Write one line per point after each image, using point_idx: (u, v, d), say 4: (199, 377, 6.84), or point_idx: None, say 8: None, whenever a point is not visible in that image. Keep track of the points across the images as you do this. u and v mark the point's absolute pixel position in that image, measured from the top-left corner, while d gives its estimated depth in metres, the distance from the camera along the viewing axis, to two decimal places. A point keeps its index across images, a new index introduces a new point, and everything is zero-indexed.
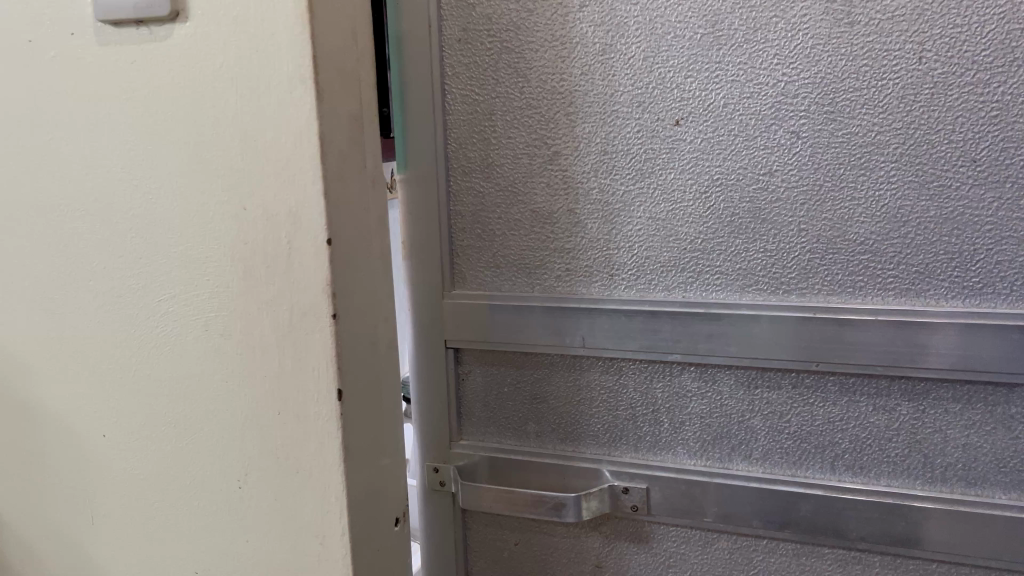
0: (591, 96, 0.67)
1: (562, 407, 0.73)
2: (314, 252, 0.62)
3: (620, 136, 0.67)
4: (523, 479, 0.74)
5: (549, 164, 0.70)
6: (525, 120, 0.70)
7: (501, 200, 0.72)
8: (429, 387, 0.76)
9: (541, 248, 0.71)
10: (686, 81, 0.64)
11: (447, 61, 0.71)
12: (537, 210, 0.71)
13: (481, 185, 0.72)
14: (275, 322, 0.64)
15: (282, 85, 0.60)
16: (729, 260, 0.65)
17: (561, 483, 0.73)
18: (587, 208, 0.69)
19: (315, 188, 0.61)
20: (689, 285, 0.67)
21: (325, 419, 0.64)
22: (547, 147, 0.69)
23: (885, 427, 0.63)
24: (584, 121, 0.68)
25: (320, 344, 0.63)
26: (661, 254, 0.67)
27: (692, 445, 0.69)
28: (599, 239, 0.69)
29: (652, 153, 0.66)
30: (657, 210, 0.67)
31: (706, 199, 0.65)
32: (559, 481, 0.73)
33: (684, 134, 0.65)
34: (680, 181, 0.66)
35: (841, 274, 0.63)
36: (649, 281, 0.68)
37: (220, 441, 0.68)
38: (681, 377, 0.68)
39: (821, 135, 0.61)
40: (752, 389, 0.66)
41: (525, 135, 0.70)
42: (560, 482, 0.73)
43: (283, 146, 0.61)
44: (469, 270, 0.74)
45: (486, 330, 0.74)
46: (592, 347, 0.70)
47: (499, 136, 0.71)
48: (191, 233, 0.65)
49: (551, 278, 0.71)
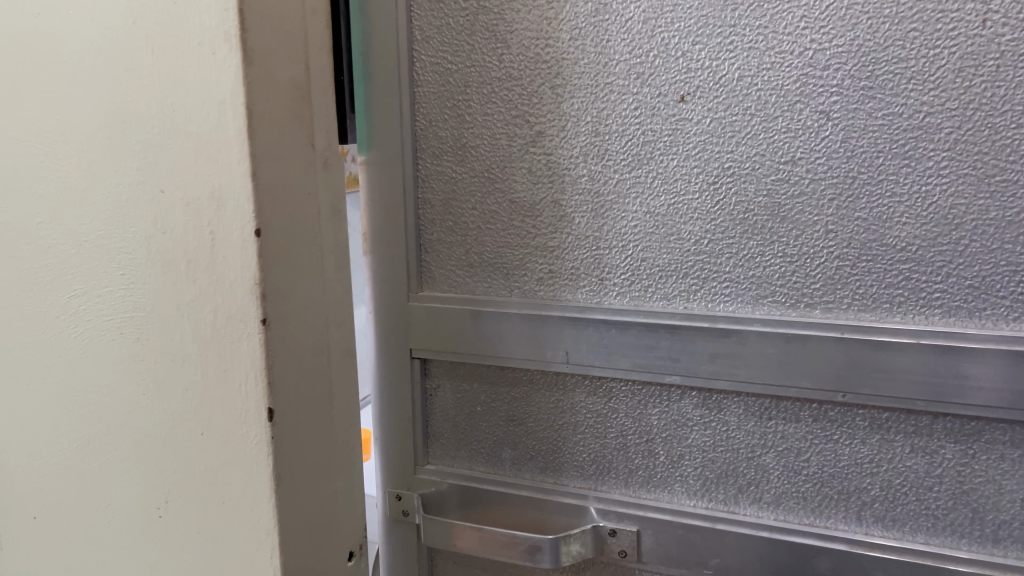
0: (581, 67, 0.56)
1: (542, 431, 0.62)
2: (240, 246, 0.52)
3: (614, 114, 0.56)
4: (499, 519, 0.64)
5: (531, 147, 0.59)
6: (504, 94, 0.59)
7: (476, 187, 0.61)
8: (392, 404, 0.66)
9: (521, 246, 0.61)
10: (694, 48, 0.53)
11: (416, 24, 0.61)
12: (517, 201, 0.60)
13: (453, 169, 0.62)
14: (199, 327, 0.54)
15: (201, 43, 0.50)
16: (741, 265, 0.54)
17: (539, 521, 0.63)
18: (574, 200, 0.58)
19: (242, 169, 0.51)
20: (693, 294, 0.56)
21: (254, 442, 0.54)
22: (530, 126, 0.59)
23: (925, 473, 0.52)
24: (572, 97, 0.57)
25: (249, 354, 0.53)
26: (660, 257, 0.56)
27: (692, 484, 0.58)
28: (588, 239, 0.58)
29: (651, 135, 0.55)
30: (656, 204, 0.56)
31: (715, 192, 0.54)
32: (537, 519, 0.63)
33: (690, 112, 0.54)
34: (684, 170, 0.55)
35: (876, 287, 0.51)
36: (645, 287, 0.57)
37: (138, 462, 0.58)
38: (680, 404, 0.57)
39: (856, 114, 0.50)
40: (765, 421, 0.55)
41: (505, 112, 0.59)
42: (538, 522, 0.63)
43: (205, 117, 0.51)
44: (439, 269, 0.64)
45: (457, 339, 0.63)
46: (577, 364, 0.59)
47: (473, 113, 0.61)
48: (103, 219, 0.56)
49: (532, 281, 0.61)
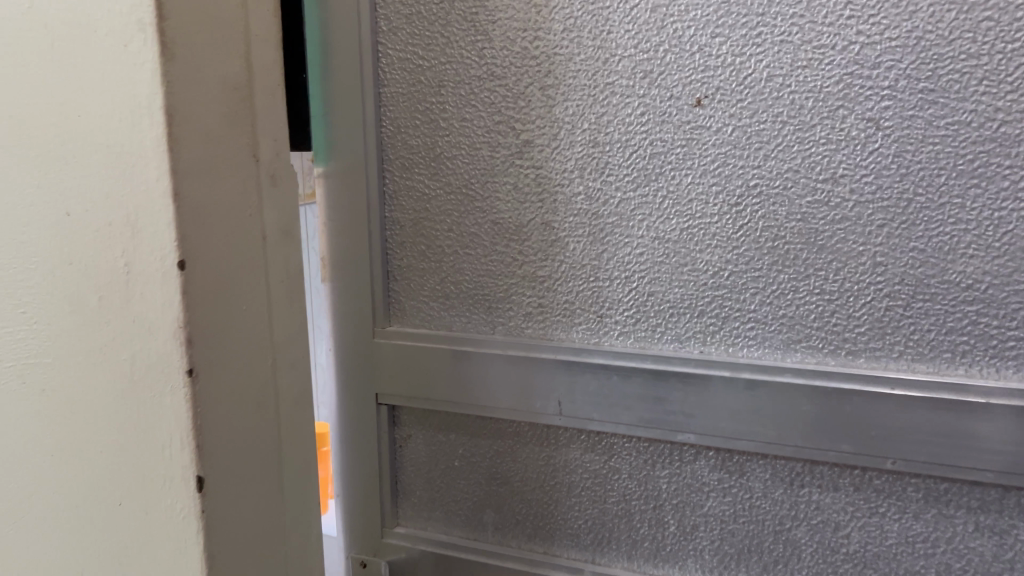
0: (577, 64, 0.47)
1: (530, 492, 0.53)
2: (161, 281, 0.43)
3: (615, 121, 0.47)
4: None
5: (516, 159, 0.50)
6: (484, 96, 0.50)
7: (453, 205, 0.52)
8: (356, 456, 0.57)
9: (504, 276, 0.51)
10: (713, 41, 0.44)
11: (381, 13, 0.52)
12: (501, 222, 0.51)
13: (426, 184, 0.53)
14: (113, 377, 0.45)
15: (110, 33, 0.41)
16: (769, 303, 0.45)
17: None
18: (568, 222, 0.49)
19: (161, 186, 0.42)
20: (711, 336, 0.47)
21: (181, 516, 0.45)
22: (515, 133, 0.50)
23: (992, 558, 0.43)
24: (566, 99, 0.48)
25: (174, 411, 0.44)
26: (671, 291, 0.47)
27: (708, 560, 0.49)
28: (585, 268, 0.49)
29: (660, 146, 0.46)
30: (667, 228, 0.47)
31: (738, 216, 0.45)
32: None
33: (708, 118, 0.45)
34: (700, 189, 0.46)
35: (934, 333, 0.43)
36: (653, 327, 0.48)
37: (45, 534, 0.49)
38: (694, 466, 0.48)
39: (913, 123, 0.41)
40: (796, 489, 0.46)
41: (485, 116, 0.50)
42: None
43: (117, 124, 0.42)
44: (410, 301, 0.54)
45: (430, 384, 0.54)
46: (571, 416, 0.50)
47: (448, 118, 0.51)
48: (6, 246, 0.47)
49: (518, 316, 0.52)
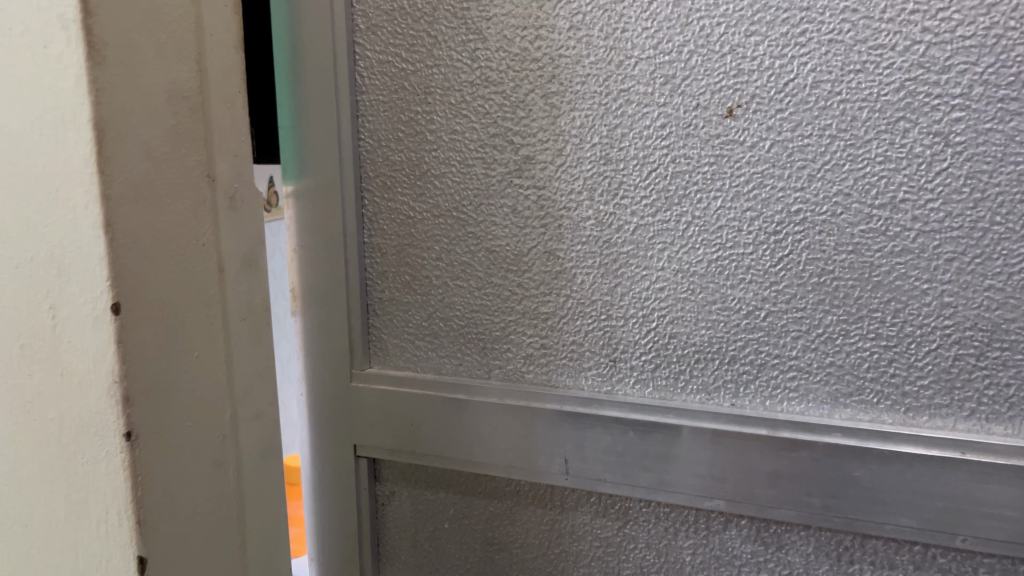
0: (585, 67, 0.41)
1: (531, 560, 0.46)
2: (91, 328, 0.36)
3: (631, 134, 0.40)
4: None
5: (514, 178, 0.43)
6: (475, 104, 0.43)
7: (442, 230, 0.45)
8: (330, 515, 0.50)
9: (500, 313, 0.45)
10: (747, 40, 0.37)
11: (359, 9, 0.45)
12: (497, 250, 0.44)
13: (411, 206, 0.46)
14: (40, 438, 0.38)
15: (28, 31, 0.34)
16: (813, 349, 0.39)
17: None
18: (574, 252, 0.43)
19: (90, 216, 0.35)
20: (745, 386, 0.40)
21: None
22: (513, 148, 0.43)
23: None
24: (572, 109, 0.41)
25: (108, 481, 0.37)
26: (695, 334, 0.41)
27: None
28: (595, 304, 0.43)
29: (683, 164, 0.40)
30: (692, 259, 0.40)
31: (776, 246, 0.38)
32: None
33: (742, 130, 0.38)
34: (731, 214, 0.39)
35: (1014, 388, 0.36)
36: (675, 374, 0.41)
37: None
38: (723, 536, 0.41)
39: (990, 138, 0.34)
40: (845, 566, 0.39)
41: (478, 128, 0.43)
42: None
43: (38, 141, 0.35)
44: (393, 339, 0.47)
45: (415, 436, 0.47)
46: (579, 477, 0.43)
47: (435, 129, 0.44)
48: None
49: (517, 359, 0.45)
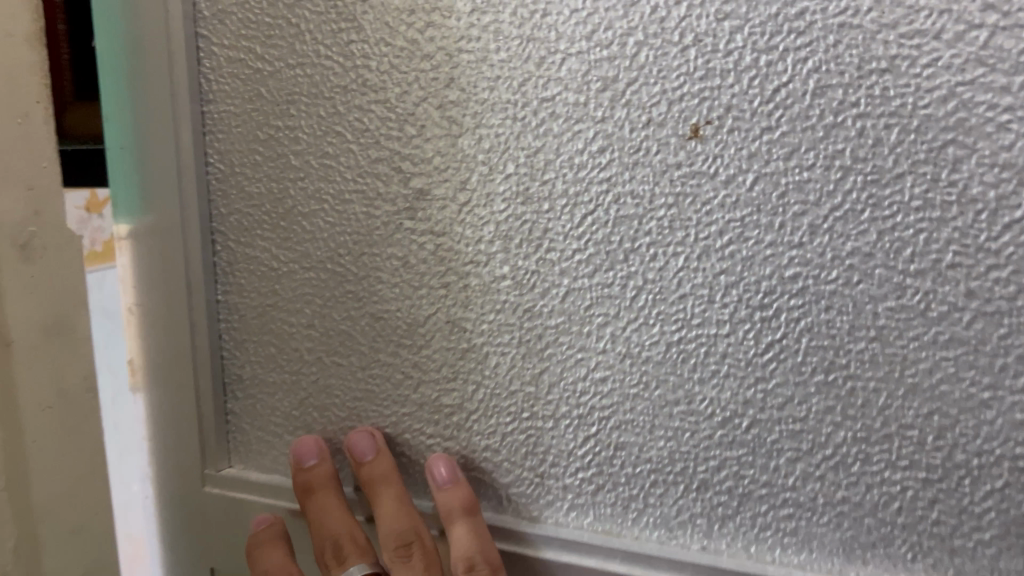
0: (493, 68, 0.29)
1: None
2: None
3: (558, 161, 0.28)
4: (378, 456, 0.32)
5: (404, 219, 0.31)
6: (350, 118, 0.31)
7: (312, 288, 0.33)
8: None
9: (388, 404, 0.33)
10: (719, 26, 0.26)
11: None
12: (385, 317, 0.32)
13: (273, 253, 0.34)
14: None
15: None
16: (817, 477, 0.26)
17: (469, 491, 0.31)
18: (485, 324, 0.30)
19: None
20: (720, 524, 0.28)
21: None
22: (401, 178, 0.31)
23: None
24: (477, 124, 0.29)
25: None
26: (650, 445, 0.29)
27: None
28: (515, 395, 0.30)
29: (630, 205, 0.28)
30: (644, 341, 0.28)
31: (763, 327, 0.26)
32: (444, 467, 0.31)
33: (713, 157, 0.26)
34: (699, 278, 0.27)
35: None
36: (624, 501, 0.29)
37: None
38: None
39: None
40: None
41: (355, 151, 0.31)
42: (446, 491, 0.31)
43: None
44: (258, 430, 0.36)
45: None
46: None
47: (300, 151, 0.32)
48: None
49: (416, 465, 0.33)
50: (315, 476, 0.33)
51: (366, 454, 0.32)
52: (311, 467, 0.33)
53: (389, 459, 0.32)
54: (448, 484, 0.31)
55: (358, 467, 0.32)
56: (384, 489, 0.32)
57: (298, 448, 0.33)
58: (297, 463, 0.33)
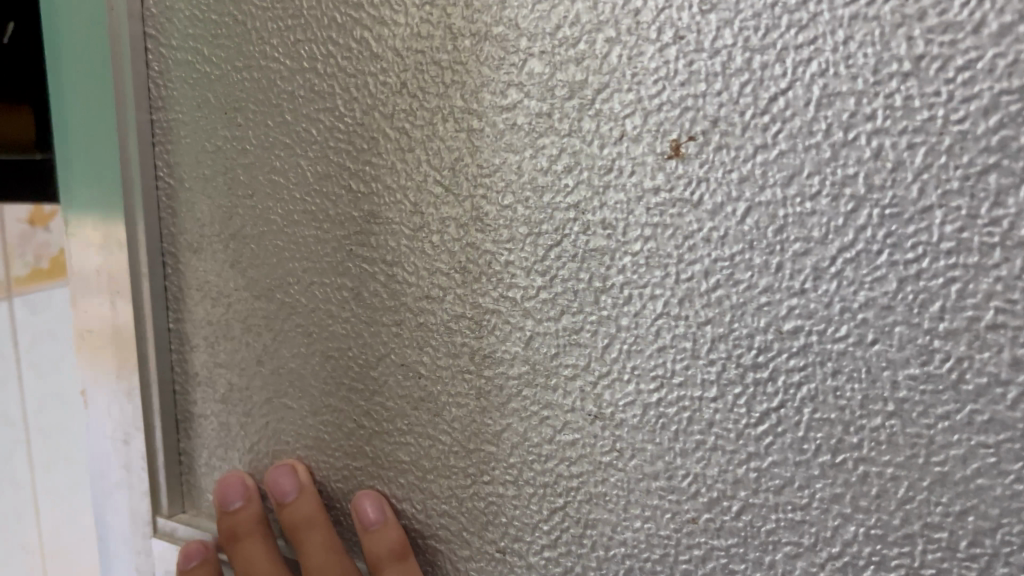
0: (444, 71, 0.24)
1: None
2: None
3: (518, 182, 0.24)
4: (302, 495, 0.28)
5: (354, 246, 0.27)
6: (298, 128, 0.27)
7: (262, 319, 0.29)
8: None
9: (339, 454, 0.29)
10: (704, 20, 0.21)
11: None
12: (336, 355, 0.28)
13: (223, 278, 0.30)
14: None
15: None
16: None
17: (400, 531, 0.27)
18: (442, 369, 0.26)
19: None
20: None
21: None
22: (351, 197, 0.27)
23: None
24: (428, 137, 0.25)
25: None
26: (624, 526, 0.24)
27: None
28: (474, 454, 0.26)
29: (601, 238, 0.23)
30: (617, 401, 0.23)
31: (757, 392, 0.21)
32: (369, 505, 0.27)
33: (697, 181, 0.21)
34: (680, 328, 0.22)
35: None
36: None
37: None
38: None
39: None
40: None
41: (303, 167, 0.28)
42: (375, 532, 0.27)
43: None
44: (211, 473, 0.32)
45: None
46: None
47: (247, 166, 0.29)
48: None
49: None
50: (238, 519, 0.29)
51: (288, 493, 0.28)
52: (236, 509, 0.29)
53: (315, 497, 0.29)
54: (374, 526, 0.27)
55: (280, 508, 0.28)
56: (312, 531, 0.28)
57: (221, 488, 0.30)
58: (219, 505, 0.30)
